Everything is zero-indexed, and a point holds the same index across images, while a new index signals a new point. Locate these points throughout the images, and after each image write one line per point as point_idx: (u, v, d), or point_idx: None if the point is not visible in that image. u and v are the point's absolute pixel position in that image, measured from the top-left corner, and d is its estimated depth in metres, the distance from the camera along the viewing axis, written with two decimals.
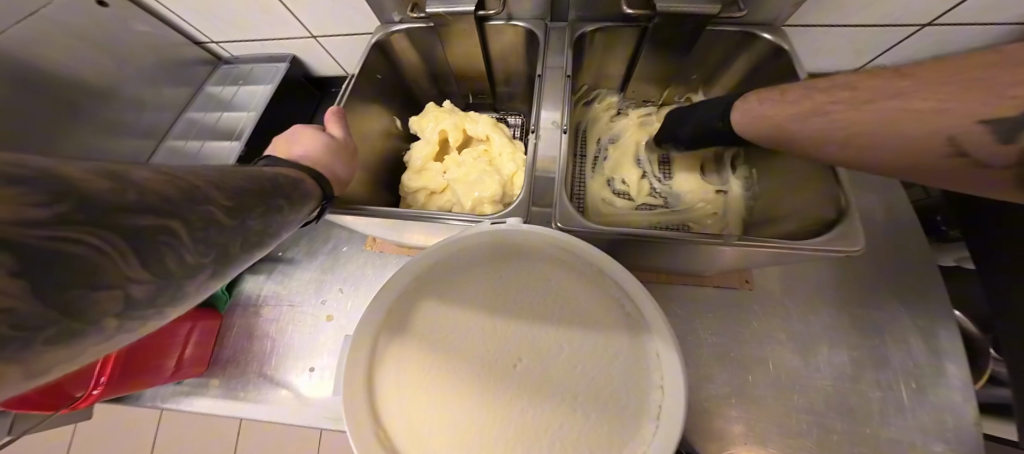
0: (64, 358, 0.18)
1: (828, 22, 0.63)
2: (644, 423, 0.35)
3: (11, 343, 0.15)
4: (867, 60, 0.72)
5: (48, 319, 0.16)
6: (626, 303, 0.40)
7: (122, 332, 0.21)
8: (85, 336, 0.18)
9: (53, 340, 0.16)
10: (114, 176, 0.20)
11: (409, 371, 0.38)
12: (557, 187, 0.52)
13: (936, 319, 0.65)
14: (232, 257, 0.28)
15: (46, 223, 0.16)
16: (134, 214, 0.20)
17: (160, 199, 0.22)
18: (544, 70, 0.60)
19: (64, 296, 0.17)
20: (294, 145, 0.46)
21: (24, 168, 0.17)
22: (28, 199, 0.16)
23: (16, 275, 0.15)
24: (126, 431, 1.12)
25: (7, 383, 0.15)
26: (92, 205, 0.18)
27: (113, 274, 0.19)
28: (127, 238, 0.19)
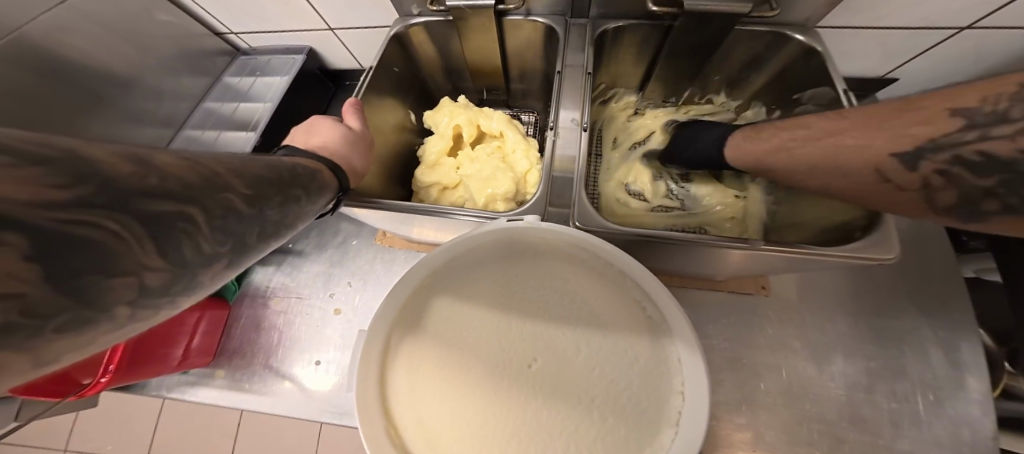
0: (75, 347, 0.17)
1: (863, 22, 0.62)
2: (662, 430, 0.34)
3: (17, 331, 0.14)
4: (898, 63, 0.70)
5: (59, 307, 0.15)
6: (646, 306, 0.40)
7: (135, 321, 0.20)
8: (97, 324, 0.17)
9: (64, 328, 0.15)
10: (141, 162, 0.20)
11: (421, 368, 0.38)
12: (575, 185, 0.51)
13: (957, 330, 0.64)
14: (247, 247, 0.27)
15: (63, 206, 0.15)
16: (153, 199, 0.19)
17: (179, 184, 0.21)
18: (564, 68, 0.59)
19: (79, 282, 0.16)
20: (312, 136, 0.46)
21: (52, 148, 0.16)
22: (45, 179, 0.15)
23: (31, 260, 0.14)
24: (129, 417, 1.13)
25: (14, 372, 0.15)
26: (113, 189, 0.17)
27: (128, 261, 0.18)
28: (145, 224, 0.18)
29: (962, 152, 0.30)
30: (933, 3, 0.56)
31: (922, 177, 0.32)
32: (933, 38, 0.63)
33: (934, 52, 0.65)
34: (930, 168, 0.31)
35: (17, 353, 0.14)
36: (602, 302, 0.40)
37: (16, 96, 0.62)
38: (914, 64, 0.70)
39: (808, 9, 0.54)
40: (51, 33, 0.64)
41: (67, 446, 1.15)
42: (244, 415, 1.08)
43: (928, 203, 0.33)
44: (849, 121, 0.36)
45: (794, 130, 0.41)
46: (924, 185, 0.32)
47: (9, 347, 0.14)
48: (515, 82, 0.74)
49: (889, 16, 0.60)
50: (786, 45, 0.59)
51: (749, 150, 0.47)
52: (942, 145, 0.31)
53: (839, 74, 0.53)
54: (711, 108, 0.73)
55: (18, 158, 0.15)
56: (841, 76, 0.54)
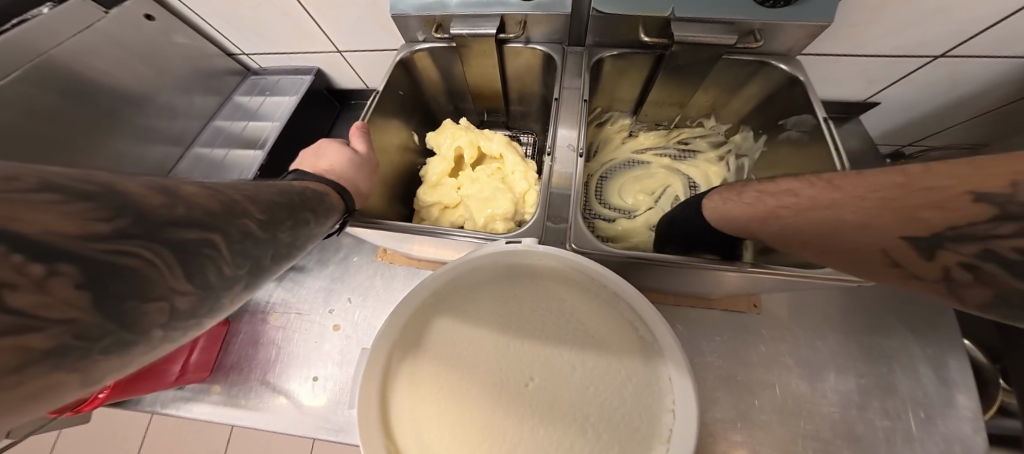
0: (114, 368, 0.18)
1: (844, 51, 0.66)
2: (654, 446, 0.35)
3: (71, 353, 0.15)
4: (878, 89, 0.73)
5: (104, 330, 0.17)
6: (638, 326, 0.41)
7: (166, 343, 0.21)
8: (134, 346, 0.19)
9: (108, 350, 0.17)
10: (169, 192, 0.22)
11: (421, 387, 0.38)
12: (572, 206, 0.53)
13: (946, 348, 0.65)
14: (263, 269, 0.28)
15: (104, 237, 0.17)
16: (181, 228, 0.21)
17: (205, 213, 0.23)
18: (561, 92, 0.62)
19: (121, 307, 0.17)
20: (320, 159, 0.47)
21: (94, 184, 0.18)
22: (92, 214, 0.17)
23: (80, 287, 0.16)
24: (114, 436, 1.10)
25: (66, 389, 0.16)
26: (145, 220, 0.19)
27: (160, 286, 0.19)
28: (174, 250, 0.20)
29: (992, 243, 0.21)
30: (910, 34, 0.60)
31: (941, 267, 0.24)
32: (910, 66, 0.66)
33: (911, 78, 0.69)
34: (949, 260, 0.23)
35: (71, 372, 0.16)
36: (597, 322, 0.41)
37: (35, 114, 0.64)
38: (893, 91, 0.73)
39: (790, 41, 0.57)
40: (74, 57, 0.67)
41: None
42: (235, 432, 1.06)
43: (957, 297, 0.24)
44: (846, 191, 0.29)
45: (779, 196, 0.35)
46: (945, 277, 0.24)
47: (64, 368, 0.15)
48: (515, 104, 0.77)
49: (869, 44, 0.64)
50: (772, 74, 0.62)
51: (732, 212, 0.41)
52: (964, 235, 0.22)
53: (822, 103, 0.56)
54: (701, 131, 0.76)
55: (71, 195, 0.17)
56: (821, 104, 0.57)
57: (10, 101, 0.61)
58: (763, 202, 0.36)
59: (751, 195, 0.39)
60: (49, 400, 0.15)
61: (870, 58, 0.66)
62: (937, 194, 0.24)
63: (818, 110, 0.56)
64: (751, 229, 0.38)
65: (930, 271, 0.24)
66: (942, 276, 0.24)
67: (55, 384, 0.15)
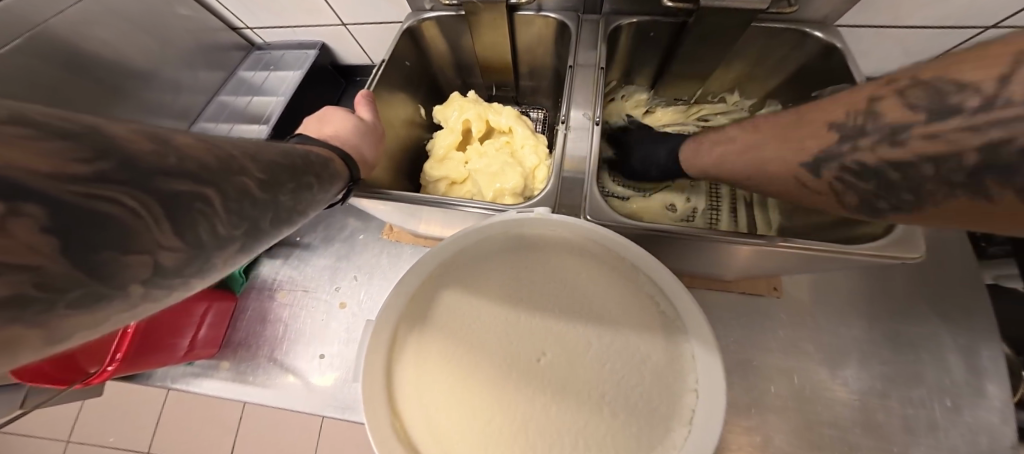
0: (88, 324, 0.17)
1: (883, 23, 0.62)
2: (675, 426, 0.34)
3: (33, 306, 0.14)
4: (919, 63, 0.69)
5: (74, 281, 0.15)
6: (659, 302, 0.39)
7: (149, 301, 0.20)
8: (110, 302, 0.17)
9: (78, 303, 0.16)
10: (158, 140, 0.20)
11: (428, 362, 0.37)
12: (588, 183, 0.50)
13: (978, 337, 0.62)
14: (261, 232, 0.27)
15: (80, 180, 0.15)
16: (172, 179, 0.19)
17: (199, 167, 0.21)
18: (575, 63, 0.59)
19: (96, 257, 0.16)
20: (324, 125, 0.46)
21: (72, 123, 0.17)
22: (69, 154, 0.15)
23: (47, 232, 0.14)
24: (130, 410, 1.13)
25: (27, 347, 0.15)
26: (133, 167, 0.18)
27: (146, 239, 0.18)
28: (163, 203, 0.18)
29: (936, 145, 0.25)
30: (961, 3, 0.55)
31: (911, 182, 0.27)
32: (955, 38, 0.62)
33: (956, 52, 0.65)
34: (830, 174, 0.31)
35: (30, 327, 0.14)
36: (614, 297, 0.39)
37: (39, 86, 0.63)
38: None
39: (825, 8, 0.54)
40: (77, 27, 0.65)
41: (70, 435, 1.15)
42: (246, 409, 1.07)
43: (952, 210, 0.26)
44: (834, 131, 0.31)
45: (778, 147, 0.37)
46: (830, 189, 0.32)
47: (19, 321, 0.14)
48: (525, 79, 0.74)
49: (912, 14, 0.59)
50: (805, 43, 0.58)
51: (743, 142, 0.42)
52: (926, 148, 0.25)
53: (863, 72, 0.52)
54: (723, 107, 0.73)
55: (42, 132, 0.15)
56: (861, 73, 0.53)
57: (12, 73, 0.60)
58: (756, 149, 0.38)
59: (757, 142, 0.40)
60: (8, 354, 0.14)
61: (912, 31, 0.62)
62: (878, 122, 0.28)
63: (859, 80, 0.52)
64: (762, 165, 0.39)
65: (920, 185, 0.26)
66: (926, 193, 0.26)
67: (11, 339, 0.14)
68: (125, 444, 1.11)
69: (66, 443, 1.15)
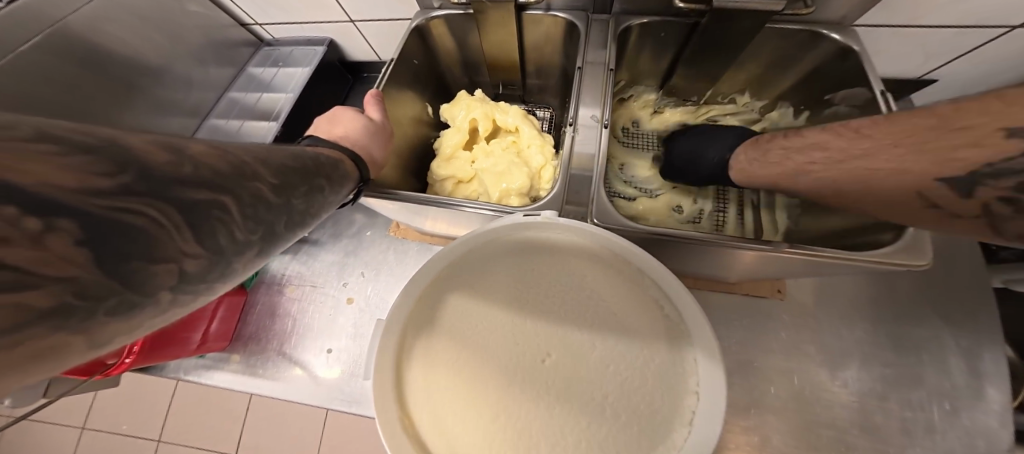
0: (123, 331, 0.18)
1: (902, 22, 0.61)
2: (676, 427, 0.35)
3: (76, 313, 0.15)
4: (937, 65, 0.68)
5: (109, 289, 0.16)
6: (664, 305, 0.39)
7: (176, 307, 0.21)
8: (142, 309, 0.18)
9: (114, 311, 0.16)
10: (173, 150, 0.21)
11: (436, 362, 0.38)
12: (595, 185, 0.51)
13: (983, 341, 0.62)
14: (276, 236, 0.27)
15: (105, 193, 0.16)
16: (188, 188, 0.20)
17: (212, 174, 0.22)
18: (584, 63, 0.59)
19: (125, 267, 0.16)
20: (334, 126, 0.46)
21: (89, 136, 0.17)
22: (91, 168, 0.16)
23: (80, 244, 0.15)
24: (142, 400, 1.16)
25: (73, 351, 0.16)
26: (150, 176, 0.18)
27: (170, 248, 0.19)
28: (182, 211, 0.19)
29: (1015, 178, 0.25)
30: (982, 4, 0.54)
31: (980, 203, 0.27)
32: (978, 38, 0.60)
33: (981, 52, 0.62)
34: (989, 195, 0.26)
35: (75, 332, 0.15)
36: (618, 300, 0.40)
37: (55, 82, 0.63)
38: (955, 66, 0.67)
39: (842, 9, 0.53)
40: (92, 23, 0.66)
41: (85, 423, 1.18)
42: (254, 400, 1.10)
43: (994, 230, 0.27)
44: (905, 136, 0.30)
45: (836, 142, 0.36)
46: (984, 212, 0.27)
47: (66, 329, 0.15)
48: (532, 77, 0.74)
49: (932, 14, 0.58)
50: (820, 45, 0.57)
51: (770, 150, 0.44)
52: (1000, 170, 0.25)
53: (880, 76, 0.52)
54: (733, 108, 0.72)
55: (66, 147, 0.16)
56: (878, 77, 0.52)
57: (29, 71, 0.60)
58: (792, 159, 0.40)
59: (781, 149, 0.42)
60: (53, 361, 0.15)
61: (932, 30, 0.61)
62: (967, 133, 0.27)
63: (876, 83, 0.51)
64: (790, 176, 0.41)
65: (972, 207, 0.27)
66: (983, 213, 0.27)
67: (60, 345, 0.15)
68: (137, 433, 1.14)
69: (80, 430, 1.18)
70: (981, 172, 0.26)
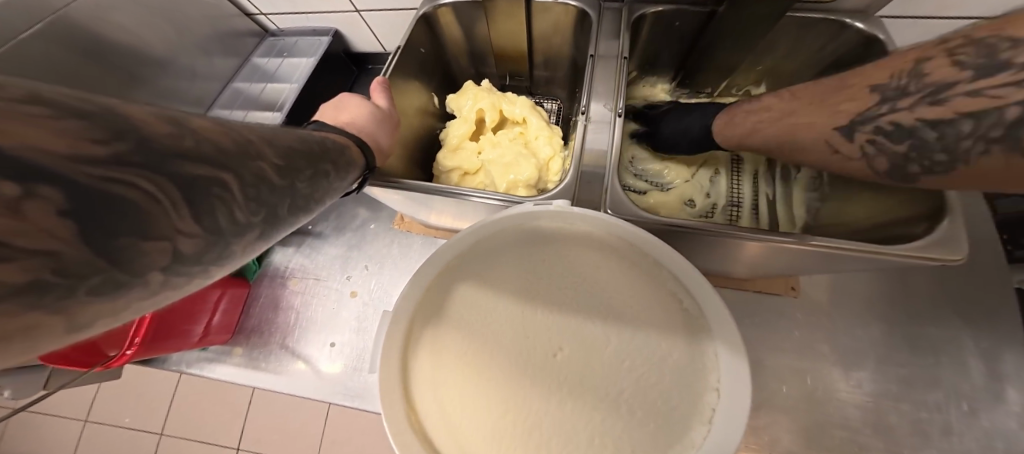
0: (108, 312, 0.17)
1: (930, 14, 0.59)
2: (694, 425, 0.33)
3: (52, 289, 0.14)
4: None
5: (93, 267, 0.15)
6: (682, 299, 0.38)
7: (168, 289, 0.20)
8: (130, 289, 0.17)
9: (98, 290, 0.16)
10: (175, 122, 0.20)
11: (444, 355, 0.37)
12: (608, 177, 0.49)
13: (1003, 342, 0.61)
14: (279, 219, 0.26)
15: (97, 162, 0.15)
16: (189, 163, 0.19)
17: (215, 150, 0.21)
18: (596, 53, 0.58)
19: (113, 243, 0.16)
20: (340, 112, 0.45)
21: (91, 104, 0.16)
22: (84, 134, 0.15)
23: (65, 215, 0.14)
24: (144, 393, 1.16)
25: (51, 333, 0.15)
26: (148, 148, 0.17)
27: (164, 224, 0.18)
28: (180, 187, 0.18)
29: (881, 121, 0.33)
30: None
31: (857, 145, 0.35)
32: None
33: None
34: (863, 138, 0.34)
35: (54, 313, 0.14)
36: (634, 293, 0.38)
37: (60, 72, 0.63)
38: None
39: None
40: (96, 13, 0.66)
41: (87, 415, 1.18)
42: (255, 394, 1.09)
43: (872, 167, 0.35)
44: (803, 101, 0.39)
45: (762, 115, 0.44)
46: (862, 155, 0.35)
47: (42, 307, 0.14)
48: (540, 68, 0.73)
49: (960, 4, 0.56)
50: (844, 35, 0.56)
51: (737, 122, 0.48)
52: (865, 118, 0.34)
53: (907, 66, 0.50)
54: (748, 101, 0.70)
55: (60, 111, 0.15)
56: None
57: (33, 61, 0.60)
58: (748, 121, 0.46)
59: (742, 117, 0.47)
60: (25, 343, 0.14)
61: (959, 21, 0.59)
62: (851, 91, 0.35)
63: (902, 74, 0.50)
64: (752, 133, 0.45)
65: (852, 146, 0.35)
66: (860, 153, 0.35)
67: (34, 325, 0.14)
68: (138, 425, 1.14)
69: (82, 422, 1.18)
70: (858, 120, 0.34)
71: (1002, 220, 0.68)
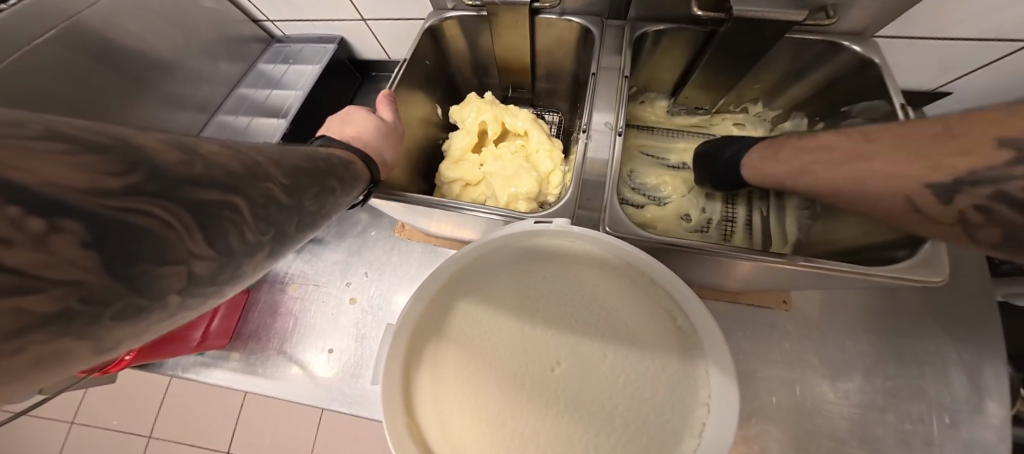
0: (130, 334, 0.17)
1: (923, 33, 0.60)
2: (685, 438, 0.35)
3: (78, 317, 0.14)
4: (953, 77, 0.68)
5: (115, 294, 0.16)
6: (676, 316, 0.39)
7: (184, 310, 0.20)
8: (150, 313, 0.18)
9: (121, 315, 0.16)
10: (187, 149, 0.20)
11: (445, 369, 0.37)
12: (607, 192, 0.50)
13: (985, 355, 0.63)
14: (287, 237, 0.27)
15: (115, 193, 0.15)
16: (200, 189, 0.19)
17: (224, 174, 0.21)
18: (598, 69, 0.59)
19: (132, 270, 0.16)
20: (346, 126, 0.46)
21: (105, 136, 0.17)
22: (101, 167, 0.15)
23: (87, 246, 0.14)
24: (135, 396, 1.14)
25: (76, 358, 0.15)
26: (162, 176, 0.18)
27: (179, 249, 0.18)
28: (193, 212, 0.18)
29: None
30: (1001, 15, 0.54)
31: None
32: (996, 52, 0.60)
33: (999, 65, 0.62)
34: None
35: (80, 338, 0.15)
36: (630, 309, 0.40)
37: (71, 79, 0.63)
38: (973, 78, 0.67)
39: (861, 19, 0.53)
40: (107, 18, 0.66)
41: (74, 417, 1.16)
42: (249, 397, 1.08)
43: None
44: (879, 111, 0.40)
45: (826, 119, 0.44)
46: None
47: (71, 334, 0.14)
48: (542, 80, 0.74)
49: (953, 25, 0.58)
50: (838, 56, 0.57)
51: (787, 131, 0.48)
52: None
53: (899, 88, 0.52)
54: (745, 117, 0.72)
55: (76, 146, 0.15)
56: (896, 89, 0.52)
57: (47, 66, 0.60)
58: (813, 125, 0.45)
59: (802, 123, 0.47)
60: (57, 367, 0.15)
61: (950, 42, 0.61)
62: None
63: (894, 95, 0.51)
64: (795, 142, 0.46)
65: None
66: None
67: (63, 351, 0.14)
68: (128, 428, 1.12)
69: (70, 425, 1.16)
70: (966, 178, 0.27)
71: None
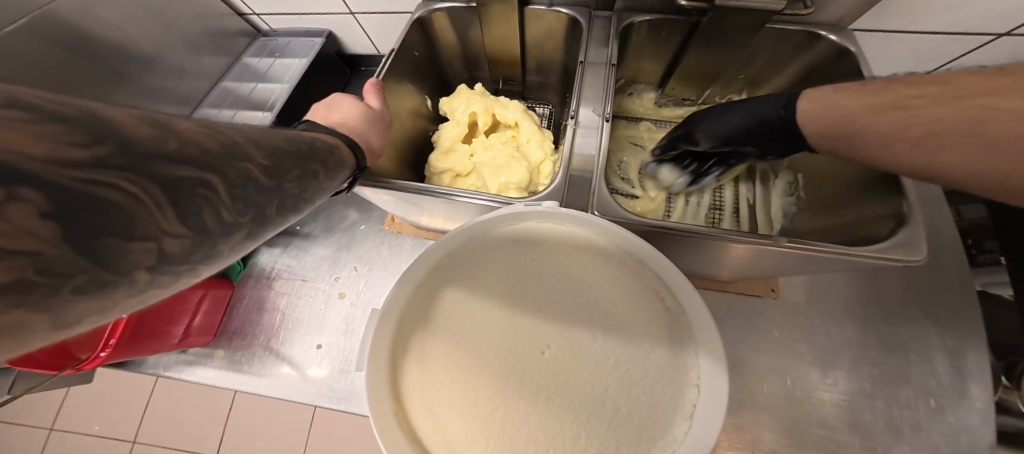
0: (96, 310, 0.16)
1: (894, 27, 0.63)
2: (675, 421, 0.34)
3: (36, 288, 0.13)
4: (927, 70, 0.70)
5: (77, 267, 0.14)
6: (664, 297, 0.39)
7: (155, 288, 0.19)
8: (116, 288, 0.16)
9: (81, 289, 0.15)
10: (160, 125, 0.19)
11: (433, 356, 0.37)
12: (596, 181, 0.51)
13: (967, 340, 0.64)
14: (267, 219, 0.26)
15: (76, 165, 0.14)
16: (173, 165, 0.18)
17: (199, 151, 0.20)
18: (585, 60, 0.59)
19: (96, 243, 0.15)
20: (332, 112, 0.45)
21: (69, 107, 0.16)
22: (64, 137, 0.14)
23: (46, 216, 0.13)
24: (116, 399, 1.11)
25: (36, 333, 0.14)
26: (131, 151, 0.16)
27: (148, 225, 0.17)
28: (164, 188, 0.17)
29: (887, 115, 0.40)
30: (970, 7, 0.56)
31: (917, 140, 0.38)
32: (967, 45, 0.62)
33: (968, 59, 0.64)
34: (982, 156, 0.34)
35: (39, 312, 0.14)
36: (619, 292, 0.39)
37: (41, 69, 0.62)
38: (946, 71, 0.69)
39: (841, 10, 0.54)
40: (83, 8, 0.64)
41: (53, 424, 1.12)
42: (236, 398, 1.06)
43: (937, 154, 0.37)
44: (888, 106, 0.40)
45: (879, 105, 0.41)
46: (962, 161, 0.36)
47: (27, 306, 0.13)
48: (532, 74, 0.74)
49: (925, 18, 0.60)
50: (817, 46, 0.59)
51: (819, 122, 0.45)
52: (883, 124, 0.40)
53: (875, 77, 0.53)
54: (729, 108, 0.74)
55: (34, 114, 0.14)
56: (872, 76, 0.53)
57: (16, 56, 0.59)
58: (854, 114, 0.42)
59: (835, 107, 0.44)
60: (13, 341, 0.13)
61: (921, 35, 0.63)
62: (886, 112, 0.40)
63: (871, 82, 0.52)
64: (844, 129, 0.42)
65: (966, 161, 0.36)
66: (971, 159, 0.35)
67: (19, 324, 0.13)
68: (108, 433, 1.09)
69: (48, 431, 1.12)
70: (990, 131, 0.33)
71: (965, 225, 0.72)
